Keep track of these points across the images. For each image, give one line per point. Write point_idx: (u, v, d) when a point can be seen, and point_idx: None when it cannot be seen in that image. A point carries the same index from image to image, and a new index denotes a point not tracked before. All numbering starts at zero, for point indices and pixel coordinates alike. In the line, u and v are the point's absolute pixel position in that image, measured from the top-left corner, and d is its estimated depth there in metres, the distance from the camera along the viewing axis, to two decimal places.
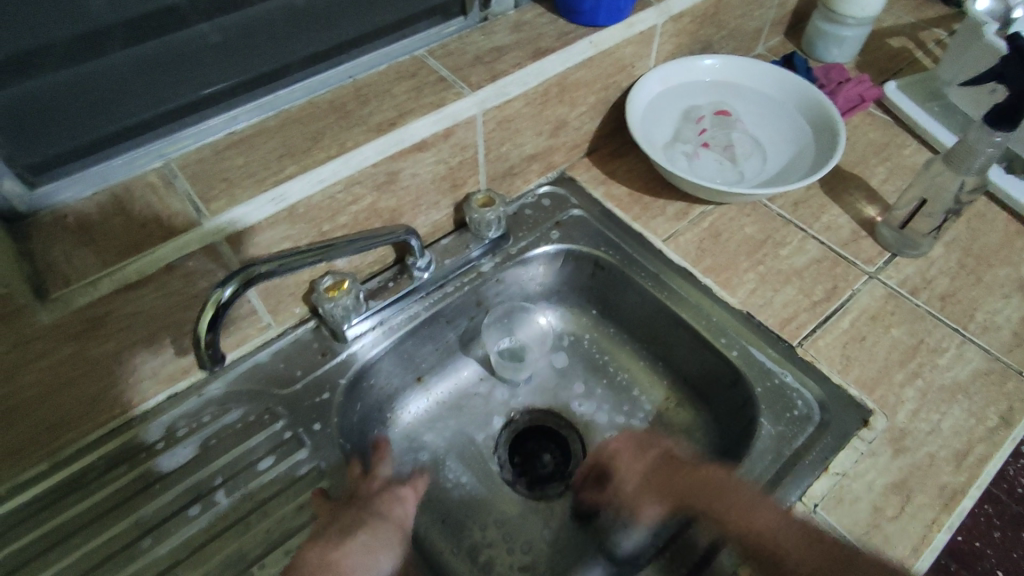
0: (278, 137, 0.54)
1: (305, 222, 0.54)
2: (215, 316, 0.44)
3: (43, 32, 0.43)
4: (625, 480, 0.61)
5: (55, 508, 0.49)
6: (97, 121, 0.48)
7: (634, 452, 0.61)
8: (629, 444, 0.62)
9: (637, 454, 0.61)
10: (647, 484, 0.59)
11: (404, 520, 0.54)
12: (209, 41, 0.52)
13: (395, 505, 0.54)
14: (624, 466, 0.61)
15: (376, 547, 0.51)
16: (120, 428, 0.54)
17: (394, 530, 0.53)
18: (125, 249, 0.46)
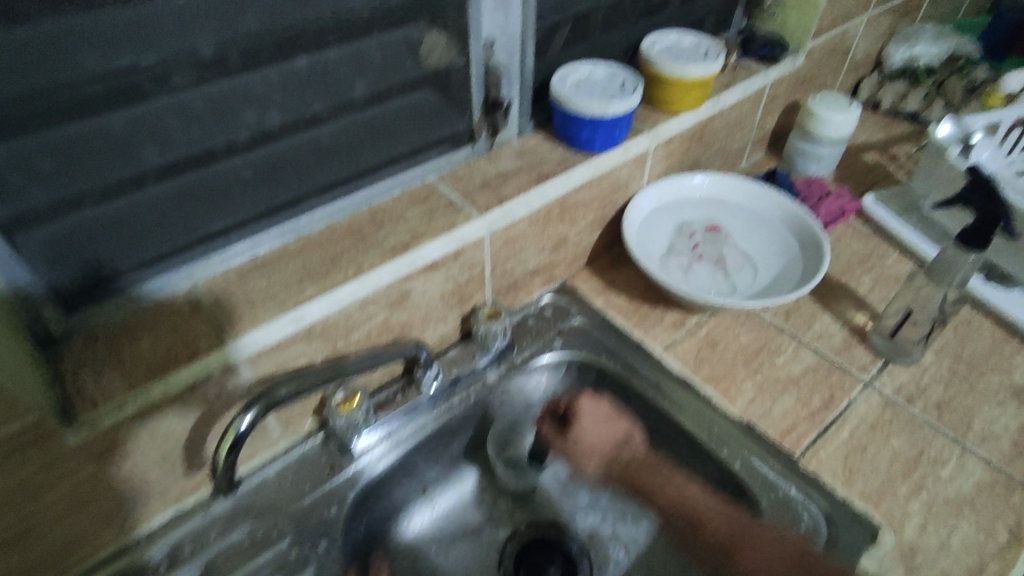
0: (298, 260, 0.58)
1: (321, 339, 0.57)
2: (234, 442, 0.46)
3: (95, 176, 0.47)
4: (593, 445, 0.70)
5: None
6: (133, 249, 0.50)
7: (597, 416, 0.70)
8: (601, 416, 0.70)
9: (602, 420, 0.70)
10: (606, 451, 0.70)
11: None
12: (243, 175, 0.55)
13: None
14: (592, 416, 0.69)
15: None
16: (126, 548, 0.54)
17: None
18: (151, 371, 0.49)
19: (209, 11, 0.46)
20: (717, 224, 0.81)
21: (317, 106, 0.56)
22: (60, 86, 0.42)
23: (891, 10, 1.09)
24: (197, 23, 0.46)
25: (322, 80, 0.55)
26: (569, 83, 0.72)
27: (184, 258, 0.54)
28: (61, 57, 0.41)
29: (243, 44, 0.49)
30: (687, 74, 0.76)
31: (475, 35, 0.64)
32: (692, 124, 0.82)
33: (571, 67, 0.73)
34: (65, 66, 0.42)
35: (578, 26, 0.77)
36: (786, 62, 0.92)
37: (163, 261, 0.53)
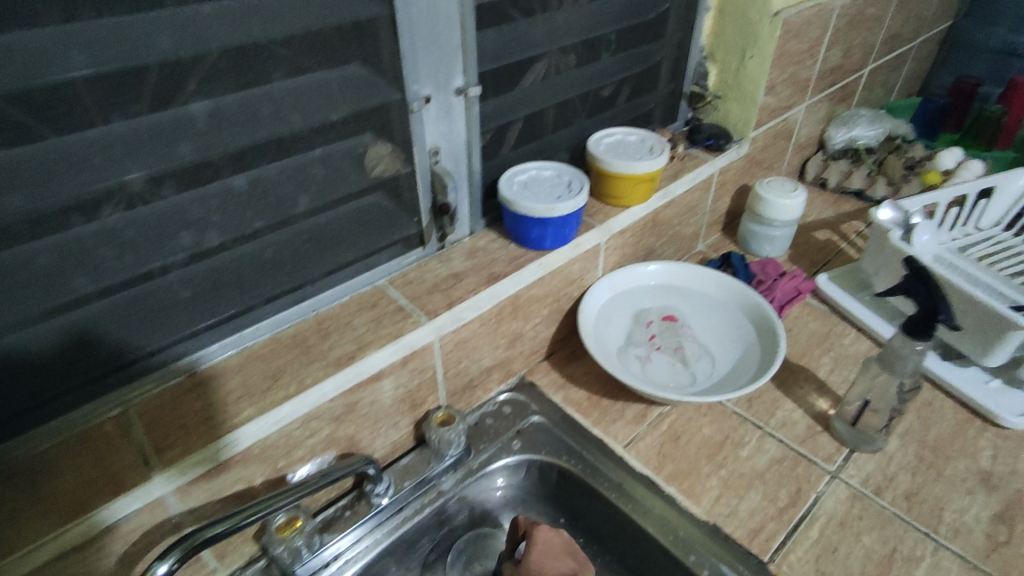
0: (239, 376, 0.57)
1: (259, 461, 0.55)
2: None
3: (18, 308, 0.46)
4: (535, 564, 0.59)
5: None
6: (59, 379, 0.49)
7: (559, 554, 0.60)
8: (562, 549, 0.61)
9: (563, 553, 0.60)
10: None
11: None
12: (182, 295, 0.54)
13: None
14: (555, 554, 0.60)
15: None
16: None
17: None
18: (68, 511, 0.47)
19: (142, 143, 0.46)
20: (674, 313, 0.81)
21: (259, 222, 0.57)
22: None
23: (827, 98, 1.15)
24: (129, 155, 0.46)
25: (262, 198, 0.56)
26: (517, 183, 0.73)
27: (116, 383, 0.52)
28: None
29: (177, 170, 0.49)
30: (634, 170, 0.78)
31: (419, 145, 0.66)
32: (642, 215, 0.84)
33: (521, 168, 0.76)
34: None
35: (525, 128, 0.80)
36: (732, 151, 0.96)
37: (90, 388, 0.50)
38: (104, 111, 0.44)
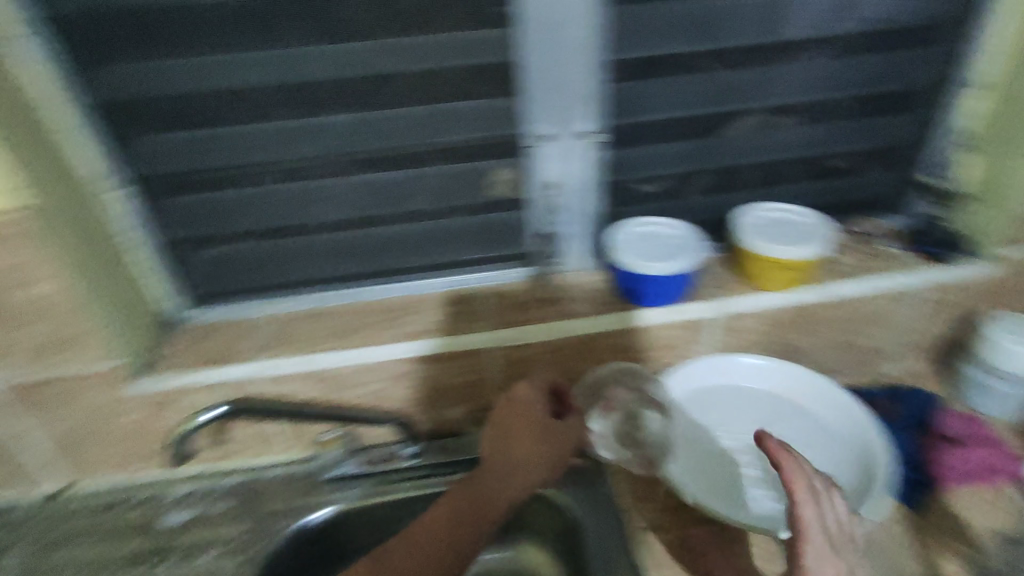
0: (337, 320, 0.74)
1: (324, 385, 0.71)
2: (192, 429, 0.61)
3: (227, 227, 0.71)
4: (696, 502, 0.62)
5: (117, 508, 0.73)
6: (237, 279, 0.75)
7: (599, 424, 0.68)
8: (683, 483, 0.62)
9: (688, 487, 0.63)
10: None
11: None
12: (318, 248, 0.74)
13: None
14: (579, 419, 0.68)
15: None
16: (170, 476, 0.76)
17: None
18: (198, 362, 0.71)
19: (300, 133, 0.64)
20: (754, 418, 0.73)
21: (378, 209, 0.71)
22: (178, 167, 0.65)
23: None
24: (293, 141, 0.65)
25: (385, 192, 0.70)
26: (629, 234, 0.73)
27: (263, 295, 0.76)
28: (193, 152, 0.64)
29: (332, 156, 0.67)
30: (768, 254, 0.70)
31: (535, 177, 0.72)
32: (781, 306, 0.74)
33: (646, 221, 0.74)
34: (172, 160, 0.65)
35: (676, 183, 0.79)
36: (960, 268, 0.77)
37: (237, 292, 0.76)
38: (278, 109, 0.63)
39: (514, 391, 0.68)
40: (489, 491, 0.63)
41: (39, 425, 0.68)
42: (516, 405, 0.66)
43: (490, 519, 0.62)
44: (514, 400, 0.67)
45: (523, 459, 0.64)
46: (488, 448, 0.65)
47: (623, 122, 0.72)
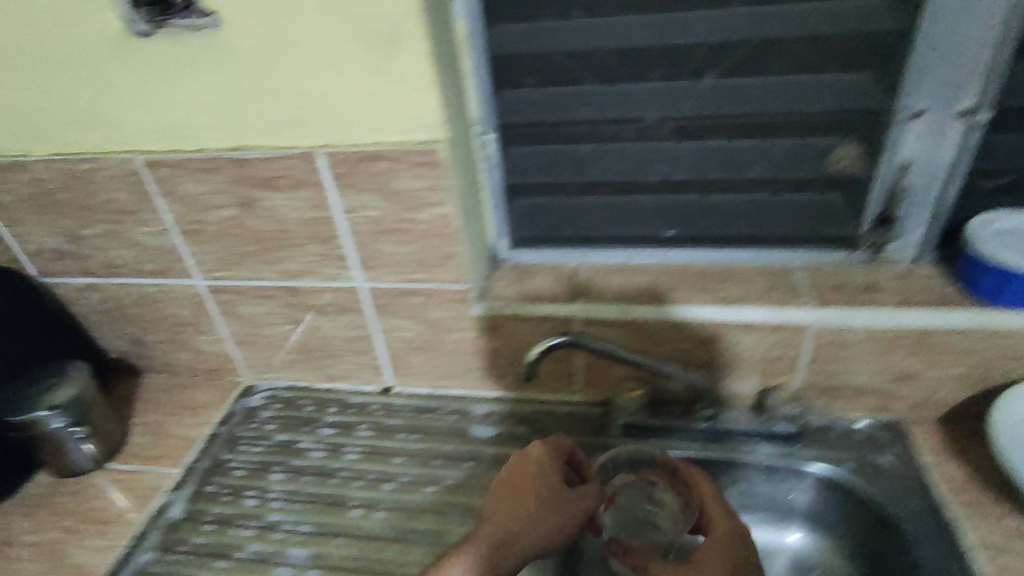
0: (651, 276, 0.77)
1: (637, 335, 0.75)
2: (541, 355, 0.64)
3: (572, 179, 0.77)
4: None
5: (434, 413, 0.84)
6: (565, 227, 0.81)
7: (720, 498, 0.64)
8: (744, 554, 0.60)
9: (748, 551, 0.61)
10: None
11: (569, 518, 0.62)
12: (646, 206, 0.78)
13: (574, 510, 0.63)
14: (710, 498, 0.64)
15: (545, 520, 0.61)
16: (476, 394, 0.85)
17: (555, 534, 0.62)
18: (529, 296, 0.77)
19: (674, 95, 0.67)
20: None
21: (716, 173, 0.73)
22: (549, 119, 0.71)
23: None
24: (656, 103, 0.68)
25: (728, 159, 0.72)
26: (991, 230, 0.69)
27: (582, 246, 0.82)
28: (568, 106, 0.70)
29: (692, 120, 0.69)
30: None
31: (892, 155, 0.67)
32: None
33: (1009, 215, 0.70)
34: (547, 112, 0.71)
35: None
36: None
37: (562, 241, 0.82)
38: (658, 71, 0.66)
39: (527, 449, 0.66)
40: (512, 543, 0.59)
41: (391, 326, 0.80)
42: (523, 461, 0.64)
43: (518, 561, 0.59)
44: (524, 455, 0.65)
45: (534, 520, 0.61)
46: (492, 509, 0.62)
47: (1012, 103, 0.65)
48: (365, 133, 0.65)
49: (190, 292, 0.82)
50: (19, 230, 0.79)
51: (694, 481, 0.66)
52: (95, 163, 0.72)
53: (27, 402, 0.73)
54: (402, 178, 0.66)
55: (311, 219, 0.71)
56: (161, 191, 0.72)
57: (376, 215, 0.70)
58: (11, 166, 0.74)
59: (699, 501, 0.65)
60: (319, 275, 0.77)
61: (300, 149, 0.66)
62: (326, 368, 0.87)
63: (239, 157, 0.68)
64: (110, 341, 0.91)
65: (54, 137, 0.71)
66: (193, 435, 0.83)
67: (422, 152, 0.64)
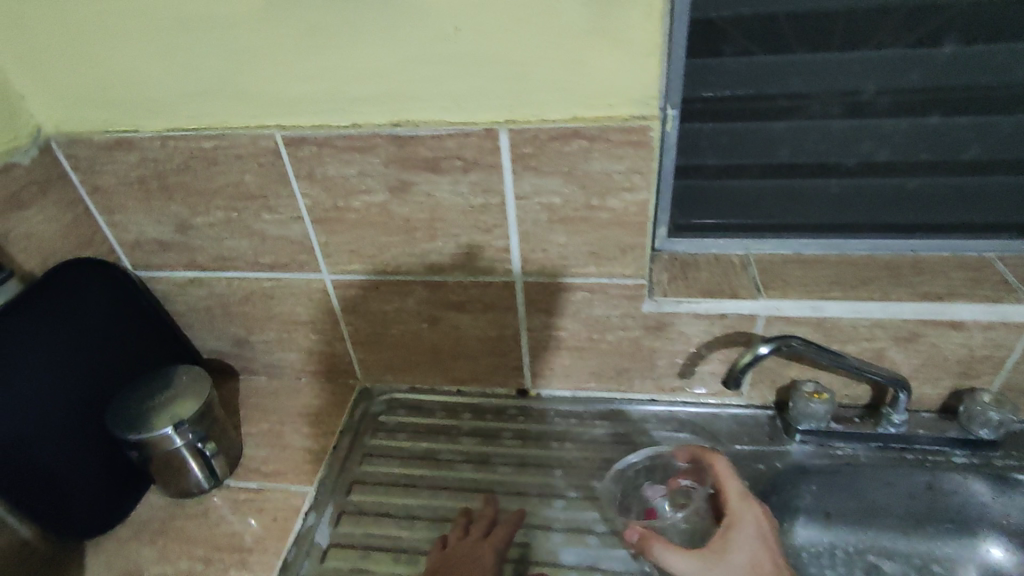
0: (835, 269, 0.70)
1: (825, 334, 0.67)
2: (751, 361, 0.59)
3: (750, 160, 0.69)
4: (752, 561, 0.63)
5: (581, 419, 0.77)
6: (732, 213, 0.73)
7: (730, 471, 0.67)
8: (771, 534, 0.65)
9: (773, 535, 0.65)
10: None
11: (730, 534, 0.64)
12: (832, 191, 0.70)
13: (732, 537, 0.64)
14: (722, 470, 0.67)
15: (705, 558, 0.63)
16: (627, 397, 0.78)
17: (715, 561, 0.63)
18: (703, 292, 0.69)
19: (901, 65, 0.60)
20: None
21: (924, 155, 0.66)
22: (747, 93, 0.63)
23: None
24: (872, 74, 0.61)
25: (939, 137, 0.65)
26: None
27: (746, 234, 0.74)
28: (774, 78, 0.62)
29: (912, 95, 0.62)
30: None
31: None
32: None
33: None
34: (746, 85, 0.63)
35: None
36: None
37: (722, 229, 0.74)
38: (891, 36, 0.59)
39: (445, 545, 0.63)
40: None
41: (543, 324, 0.72)
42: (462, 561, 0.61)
43: None
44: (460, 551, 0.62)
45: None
46: None
47: None
48: (563, 106, 0.56)
49: (311, 288, 0.73)
50: (120, 218, 0.70)
51: (711, 461, 0.69)
52: (221, 141, 0.61)
53: (147, 419, 0.63)
54: (596, 159, 0.57)
55: (476, 207, 0.63)
56: (297, 175, 0.63)
57: (554, 202, 0.61)
58: (119, 144, 0.64)
59: (716, 479, 0.68)
60: (471, 269, 0.68)
61: (481, 125, 0.57)
62: (456, 370, 0.79)
63: (403, 134, 0.58)
64: (208, 341, 0.81)
65: (174, 110, 0.61)
66: (315, 446, 0.75)
67: (630, 130, 0.56)
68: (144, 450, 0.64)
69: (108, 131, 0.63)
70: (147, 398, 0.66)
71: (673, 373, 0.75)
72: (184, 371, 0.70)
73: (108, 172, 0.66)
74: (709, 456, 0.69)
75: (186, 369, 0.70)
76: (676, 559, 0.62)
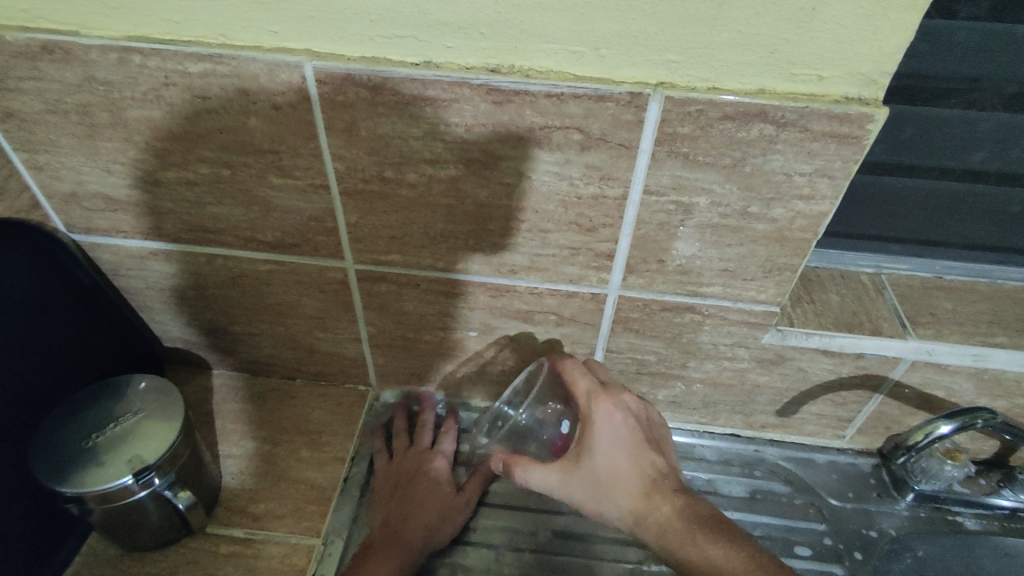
0: (990, 303, 0.56)
1: (976, 385, 0.55)
2: (926, 440, 0.56)
3: (924, 161, 0.52)
4: (608, 460, 0.49)
5: None
6: (873, 223, 0.57)
7: (583, 369, 0.51)
8: (631, 426, 0.49)
9: (636, 425, 0.50)
10: None
11: (610, 450, 0.49)
12: (1009, 210, 0.55)
13: (606, 451, 0.49)
14: (568, 370, 0.51)
15: (591, 487, 0.49)
16: (706, 432, 0.65)
17: (587, 480, 0.49)
18: (838, 323, 0.54)
19: None
20: None
21: None
22: (958, 74, 0.47)
23: None
24: None
25: None
26: None
27: (882, 249, 0.59)
28: (1005, 58, 0.46)
29: None
30: None
31: None
32: None
33: None
34: (965, 61, 0.46)
35: None
36: None
37: (853, 239, 0.59)
38: None
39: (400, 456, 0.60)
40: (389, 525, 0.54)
41: (629, 346, 0.56)
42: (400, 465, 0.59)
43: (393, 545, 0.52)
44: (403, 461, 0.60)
45: (444, 515, 0.55)
46: (388, 508, 0.56)
47: None
48: (752, 73, 0.38)
49: (325, 277, 0.54)
50: (47, 159, 0.48)
51: (556, 365, 0.52)
52: (215, 65, 0.40)
53: (93, 461, 0.46)
54: (779, 153, 0.41)
55: (584, 198, 0.45)
56: (331, 127, 0.43)
57: (697, 203, 0.44)
58: (46, 51, 0.41)
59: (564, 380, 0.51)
60: (552, 275, 0.51)
61: (623, 87, 0.39)
62: (501, 386, 0.63)
63: (503, 87, 0.39)
64: (170, 328, 0.61)
65: (142, 6, 0.39)
66: (318, 478, 0.59)
67: (840, 118, 0.39)
68: (86, 503, 0.45)
69: (30, 29, 0.40)
70: (92, 429, 0.48)
71: (770, 409, 0.61)
72: (141, 384, 0.52)
73: (27, 91, 0.43)
74: (554, 362, 0.52)
75: (145, 381, 0.52)
76: (537, 475, 0.51)
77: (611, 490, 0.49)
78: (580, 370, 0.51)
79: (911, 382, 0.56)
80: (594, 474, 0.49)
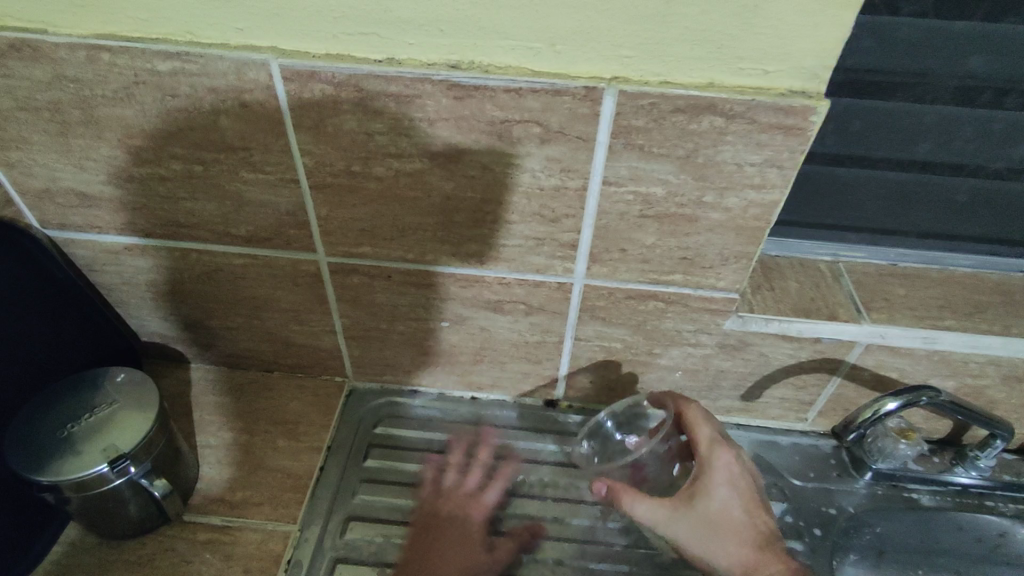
0: (941, 288, 0.59)
1: (928, 367, 0.57)
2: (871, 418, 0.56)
3: (874, 152, 0.55)
4: (722, 509, 0.52)
5: None
6: (829, 213, 0.60)
7: (706, 417, 0.54)
8: (746, 483, 0.52)
9: (752, 482, 0.53)
10: None
11: (720, 499, 0.52)
12: (957, 198, 0.58)
13: (716, 499, 0.52)
14: (694, 417, 0.54)
15: (698, 530, 0.51)
16: None
17: (701, 525, 0.51)
18: (796, 309, 0.56)
19: None
20: None
21: None
22: (903, 68, 0.49)
23: None
24: None
25: None
26: None
27: (840, 237, 0.61)
28: (945, 53, 0.48)
29: None
30: None
31: None
32: None
33: None
34: (909, 56, 0.48)
35: None
36: None
37: (811, 228, 0.61)
38: None
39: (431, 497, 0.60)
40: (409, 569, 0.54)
41: (597, 334, 0.58)
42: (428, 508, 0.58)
43: None
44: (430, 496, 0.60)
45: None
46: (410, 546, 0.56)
47: None
48: (701, 67, 0.40)
49: (299, 270, 0.55)
50: (19, 156, 0.48)
51: (678, 407, 0.55)
52: (184, 63, 0.41)
53: (69, 451, 0.47)
54: (730, 145, 0.42)
55: (547, 190, 0.46)
56: (299, 122, 0.44)
57: (654, 193, 0.46)
58: (16, 49, 0.42)
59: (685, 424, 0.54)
60: (520, 265, 0.52)
61: (578, 82, 0.40)
62: (475, 375, 0.64)
63: (464, 82, 0.41)
64: (148, 323, 0.62)
65: (109, 5, 0.40)
66: (295, 467, 0.60)
67: (785, 110, 0.40)
68: (63, 492, 0.46)
69: None
70: (68, 420, 0.49)
71: (736, 394, 0.64)
72: (120, 377, 0.52)
73: None
74: (678, 405, 0.55)
75: (123, 374, 0.53)
76: (644, 509, 0.51)
77: (724, 538, 0.51)
78: (699, 414, 0.54)
79: (866, 364, 0.58)
80: (704, 518, 0.51)
